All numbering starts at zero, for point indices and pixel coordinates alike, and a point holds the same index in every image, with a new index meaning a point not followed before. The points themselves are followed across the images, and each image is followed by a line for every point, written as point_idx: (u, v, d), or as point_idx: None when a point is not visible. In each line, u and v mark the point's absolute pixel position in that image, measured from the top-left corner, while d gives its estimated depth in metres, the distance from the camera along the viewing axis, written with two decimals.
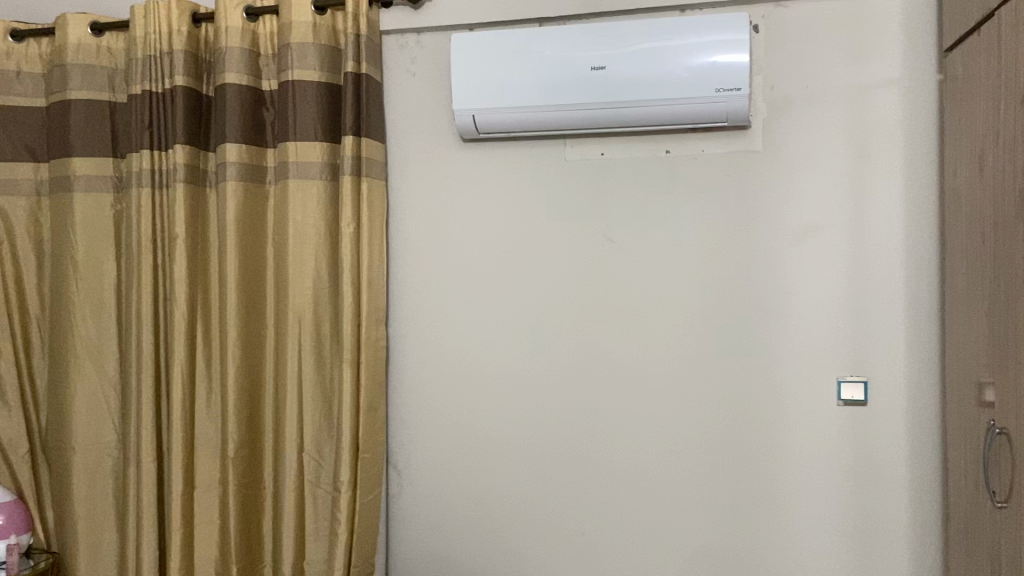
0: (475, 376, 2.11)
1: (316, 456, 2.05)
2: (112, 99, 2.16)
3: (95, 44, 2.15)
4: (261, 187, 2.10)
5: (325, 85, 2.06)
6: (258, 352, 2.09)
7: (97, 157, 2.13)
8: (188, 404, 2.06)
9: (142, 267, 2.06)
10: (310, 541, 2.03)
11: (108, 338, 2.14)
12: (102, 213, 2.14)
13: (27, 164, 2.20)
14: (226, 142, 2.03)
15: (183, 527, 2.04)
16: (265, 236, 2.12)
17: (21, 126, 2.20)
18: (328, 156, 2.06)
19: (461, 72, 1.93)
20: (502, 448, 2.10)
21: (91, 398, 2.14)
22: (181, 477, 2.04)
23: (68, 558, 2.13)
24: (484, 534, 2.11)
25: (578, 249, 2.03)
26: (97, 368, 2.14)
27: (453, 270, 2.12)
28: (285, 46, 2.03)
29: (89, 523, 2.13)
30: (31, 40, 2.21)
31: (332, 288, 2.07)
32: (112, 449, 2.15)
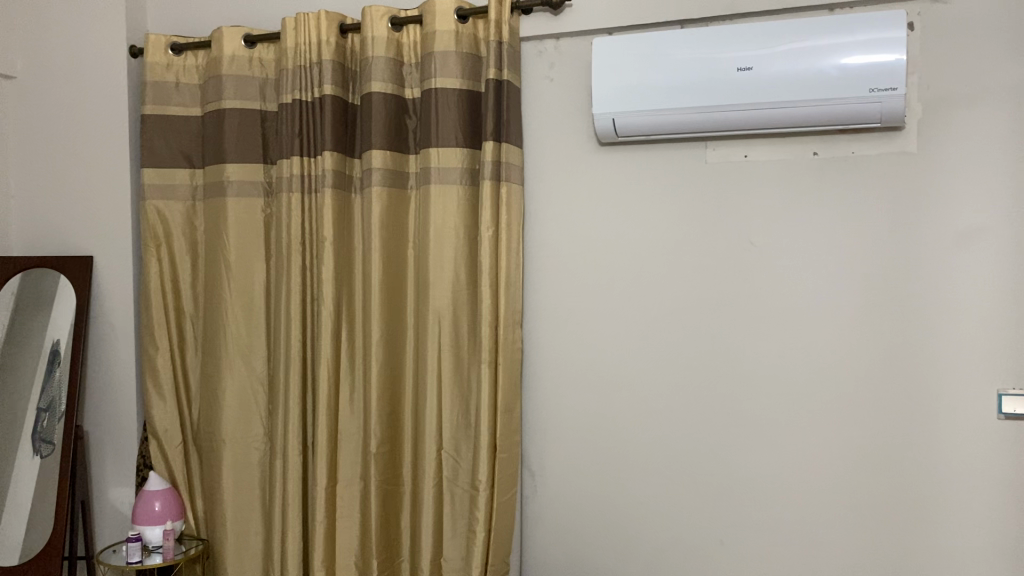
0: (611, 380, 2.11)
1: (454, 455, 2.09)
2: (263, 108, 2.27)
3: (247, 56, 2.26)
4: (403, 191, 2.17)
5: (467, 92, 2.10)
6: (398, 352, 2.16)
7: (249, 163, 2.24)
8: (332, 401, 2.14)
9: (292, 268, 2.16)
10: (447, 538, 2.08)
11: (257, 335, 2.24)
12: (253, 216, 2.24)
13: (184, 169, 2.33)
14: (372, 148, 2.11)
15: (326, 520, 2.11)
16: (406, 239, 2.18)
17: (179, 135, 2.33)
18: (468, 161, 2.10)
19: (602, 76, 1.94)
20: (638, 452, 2.09)
21: (241, 393, 2.24)
22: (325, 472, 2.12)
23: (216, 546, 2.24)
24: (618, 537, 2.11)
25: (718, 253, 2.01)
26: (246, 364, 2.24)
27: (590, 274, 2.12)
28: (429, 55, 2.08)
29: (236, 513, 2.22)
30: (188, 53, 2.34)
31: (470, 291, 2.10)
32: (259, 442, 2.24)
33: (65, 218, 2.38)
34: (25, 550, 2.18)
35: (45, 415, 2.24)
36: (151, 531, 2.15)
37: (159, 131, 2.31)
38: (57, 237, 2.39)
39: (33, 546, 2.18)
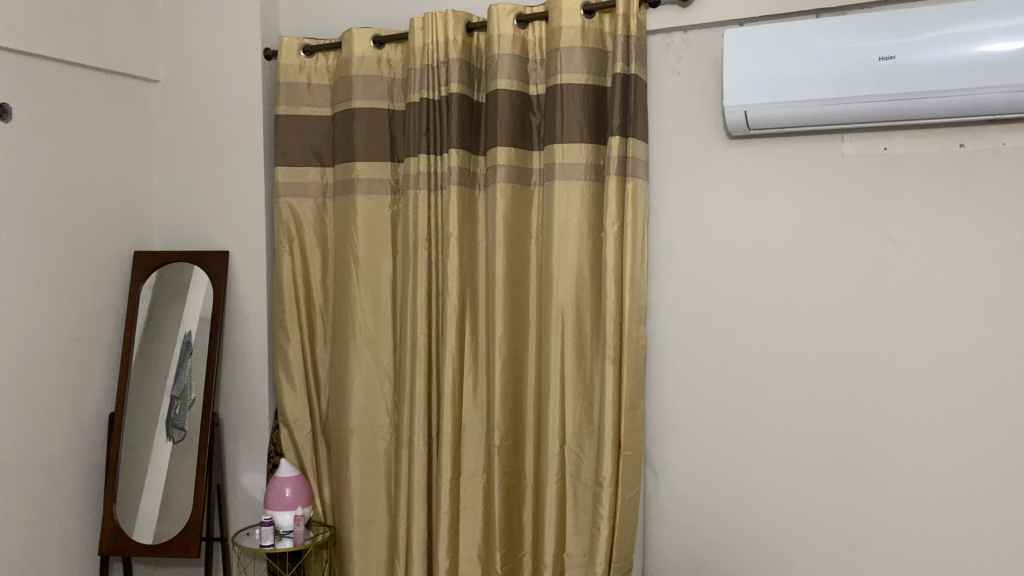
0: (739, 379, 2.07)
1: (577, 450, 2.09)
2: (391, 107, 2.32)
3: (376, 56, 2.31)
4: (527, 187, 2.18)
5: (592, 87, 2.09)
6: (522, 347, 2.17)
7: (378, 161, 2.30)
8: (456, 395, 2.17)
9: (418, 264, 2.20)
10: (570, 534, 2.08)
11: (384, 329, 2.30)
12: (381, 213, 2.30)
13: (315, 168, 2.40)
14: (497, 145, 2.12)
15: (450, 510, 2.14)
16: (530, 234, 2.19)
17: (311, 134, 2.40)
18: (592, 157, 2.09)
19: (734, 67, 1.90)
20: (767, 453, 2.04)
21: (368, 384, 2.29)
22: (449, 463, 2.15)
23: (343, 534, 2.30)
24: (744, 539, 2.06)
25: (855, 249, 1.94)
26: (373, 356, 2.30)
27: (718, 270, 2.08)
28: (555, 51, 2.08)
29: (363, 501, 2.28)
30: (319, 55, 2.41)
31: (594, 286, 2.10)
32: (385, 433, 2.30)
33: (204, 214, 2.50)
34: (159, 533, 2.29)
35: (177, 402, 2.35)
36: (282, 516, 2.21)
37: (291, 130, 2.39)
38: (195, 233, 2.51)
39: (169, 529, 2.29)
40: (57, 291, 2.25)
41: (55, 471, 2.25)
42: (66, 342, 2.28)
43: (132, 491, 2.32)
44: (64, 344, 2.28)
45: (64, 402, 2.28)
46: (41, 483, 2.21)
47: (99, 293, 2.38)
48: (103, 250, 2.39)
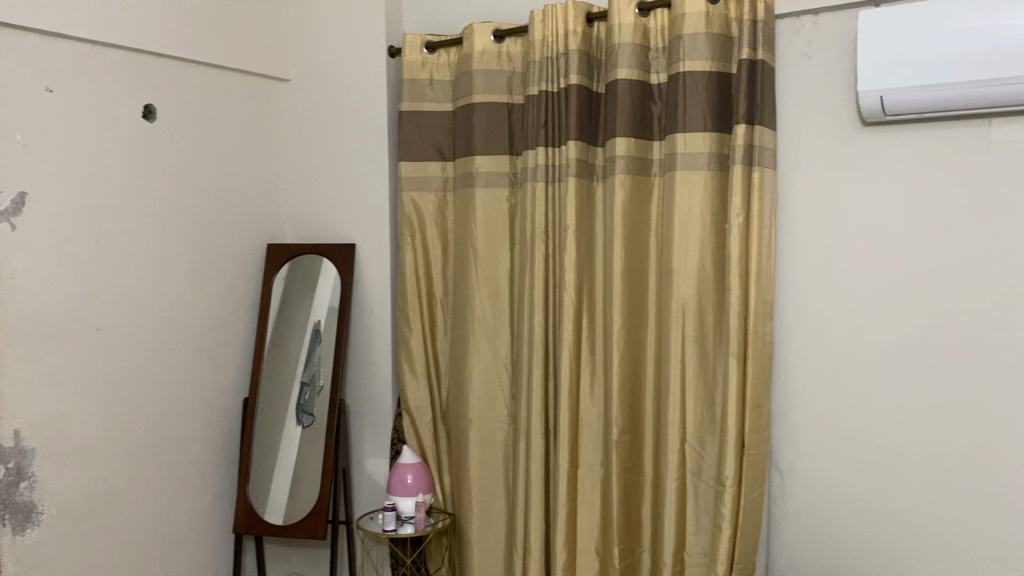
0: (870, 378, 1.97)
1: (699, 448, 2.04)
2: (510, 101, 2.33)
3: (496, 51, 2.32)
4: (647, 179, 2.15)
5: (716, 75, 2.03)
6: (640, 340, 2.14)
7: (497, 154, 2.31)
8: (574, 389, 2.16)
9: (536, 256, 2.20)
10: (691, 532, 2.05)
11: (503, 320, 2.31)
12: (499, 206, 2.31)
13: (437, 162, 2.44)
14: (616, 136, 2.10)
15: (569, 504, 2.13)
16: (650, 226, 2.16)
17: (433, 129, 2.44)
18: (716, 146, 2.03)
19: (868, 50, 1.80)
20: (901, 455, 1.94)
21: (486, 375, 2.31)
22: (567, 457, 2.14)
23: (463, 522, 2.33)
24: (875, 545, 1.98)
25: (1001, 241, 1.82)
26: (491, 348, 2.31)
27: (848, 263, 1.99)
28: (677, 38, 2.03)
29: (482, 490, 2.30)
30: (441, 51, 2.44)
31: (717, 279, 2.04)
32: (503, 424, 2.31)
33: (330, 209, 2.59)
34: (288, 515, 2.39)
35: (307, 388, 2.44)
36: (404, 502, 2.26)
37: (413, 125, 2.44)
38: (323, 227, 2.60)
39: (298, 511, 2.38)
40: (195, 281, 2.39)
41: (193, 452, 2.39)
42: (204, 330, 2.42)
43: (264, 473, 2.43)
44: (202, 332, 2.41)
45: (201, 387, 2.41)
46: (180, 463, 2.35)
47: (234, 284, 2.51)
48: (237, 244, 2.51)
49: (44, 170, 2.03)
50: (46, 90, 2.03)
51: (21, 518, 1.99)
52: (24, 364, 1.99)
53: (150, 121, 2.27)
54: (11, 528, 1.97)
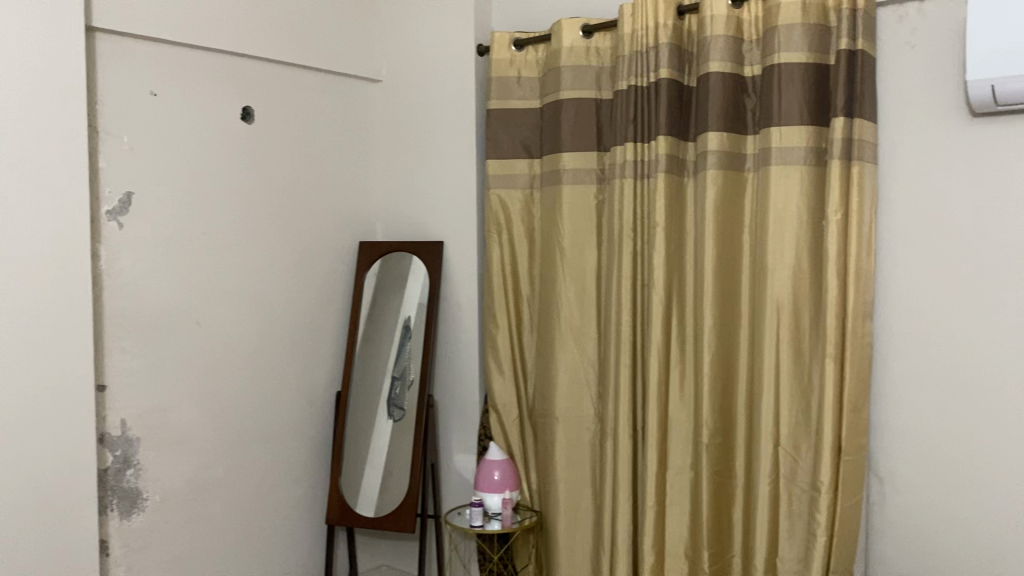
0: (977, 382, 1.88)
1: (793, 452, 1.98)
2: (598, 96, 2.30)
3: (585, 46, 2.30)
4: (740, 174, 2.09)
5: (813, 66, 1.96)
6: (732, 340, 2.09)
7: (584, 151, 2.29)
8: (663, 389, 2.12)
9: (624, 254, 2.18)
10: (784, 539, 1.99)
11: (590, 318, 2.29)
12: (587, 203, 2.29)
13: (524, 159, 2.43)
14: (707, 131, 2.05)
15: (656, 505, 2.10)
16: (742, 223, 2.10)
17: (520, 125, 2.43)
18: (813, 140, 1.96)
19: (978, 37, 1.71)
20: (1011, 464, 1.84)
21: (573, 374, 2.30)
22: (655, 458, 2.11)
23: (549, 520, 2.32)
24: (982, 558, 1.88)
25: None
26: (578, 346, 2.29)
27: (957, 260, 1.89)
28: (772, 29, 1.98)
29: (568, 489, 2.29)
30: (529, 48, 2.43)
31: (814, 278, 1.97)
32: (590, 423, 2.29)
33: (420, 206, 2.61)
34: (379, 507, 2.42)
35: (398, 382, 2.47)
36: (491, 498, 2.27)
37: (501, 123, 2.43)
38: (412, 224, 2.62)
39: (388, 504, 2.41)
40: (290, 277, 2.45)
41: (288, 444, 2.45)
42: (299, 325, 2.48)
43: (355, 466, 2.47)
44: (296, 327, 2.47)
45: (295, 380, 2.47)
46: (275, 454, 2.42)
47: (327, 280, 2.56)
48: (330, 241, 2.56)
49: (150, 171, 2.12)
50: (152, 94, 2.12)
51: (127, 504, 2.09)
52: (132, 356, 2.09)
53: (248, 123, 2.34)
54: (118, 512, 2.07)
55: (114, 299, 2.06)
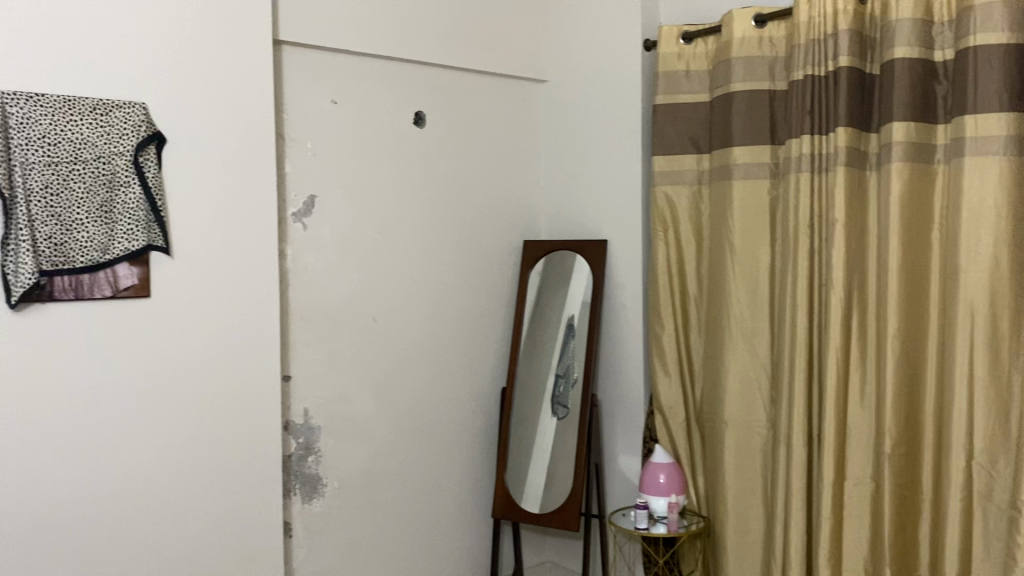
0: None
1: (989, 467, 1.82)
2: (772, 88, 2.21)
3: (757, 36, 2.21)
4: (930, 166, 1.94)
5: (1016, 47, 1.79)
6: (920, 345, 1.94)
7: (756, 145, 2.20)
8: (841, 395, 2.01)
9: (799, 252, 2.08)
10: (978, 560, 1.83)
11: (761, 319, 2.20)
12: (759, 199, 2.20)
13: (692, 155, 2.37)
14: (892, 121, 1.92)
15: (832, 517, 1.99)
16: (933, 219, 1.95)
17: (688, 121, 2.37)
18: (1015, 127, 1.79)
19: None
20: None
21: (743, 376, 2.21)
22: (832, 467, 2.00)
23: (718, 527, 2.25)
24: None
25: None
26: (749, 348, 2.21)
27: None
28: (966, 10, 1.83)
29: (738, 495, 2.21)
30: (698, 40, 2.36)
31: (1016, 278, 1.80)
32: (762, 429, 2.20)
33: (584, 204, 2.60)
34: (544, 503, 2.43)
35: (562, 380, 2.46)
36: (656, 501, 2.23)
37: (669, 119, 2.39)
38: (576, 221, 2.62)
39: (554, 500, 2.41)
40: (458, 275, 2.51)
41: (455, 437, 2.52)
42: (466, 322, 2.54)
43: (521, 461, 2.49)
44: (464, 324, 2.53)
45: (463, 375, 2.53)
46: (443, 447, 2.49)
47: (493, 277, 2.60)
48: (495, 239, 2.61)
49: (330, 174, 2.24)
50: (332, 102, 2.24)
51: (309, 489, 2.22)
52: (313, 349, 2.22)
53: (420, 128, 2.42)
54: (301, 496, 2.20)
55: (297, 295, 2.19)
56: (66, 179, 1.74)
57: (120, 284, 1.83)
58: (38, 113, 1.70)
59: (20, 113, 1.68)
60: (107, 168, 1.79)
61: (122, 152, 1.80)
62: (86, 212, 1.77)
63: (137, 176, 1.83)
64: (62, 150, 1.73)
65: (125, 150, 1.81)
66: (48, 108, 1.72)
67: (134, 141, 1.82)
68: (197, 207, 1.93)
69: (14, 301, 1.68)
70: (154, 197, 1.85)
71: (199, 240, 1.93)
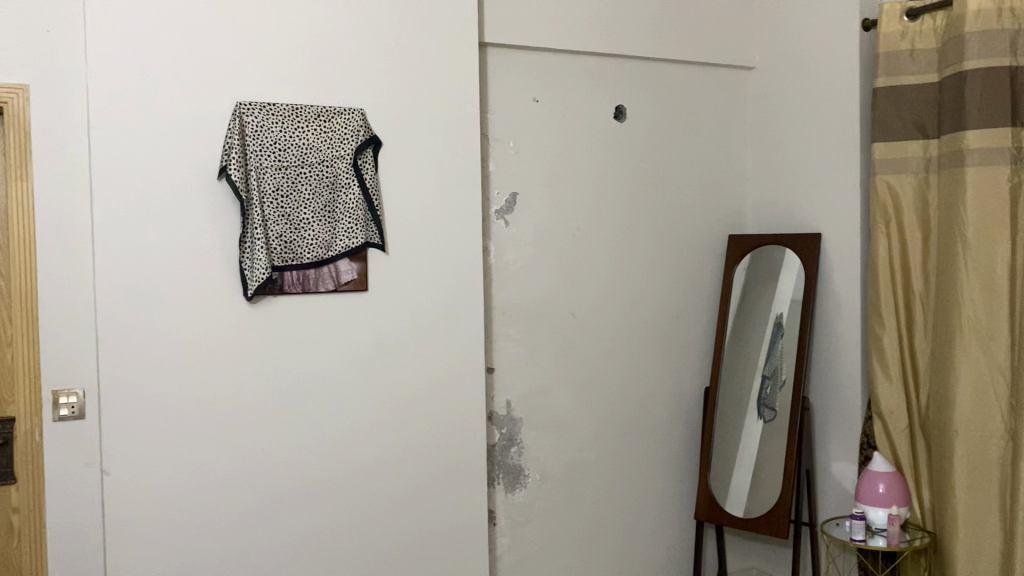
0: None
1: None
2: (1014, 63, 2.00)
3: (996, 7, 2.00)
4: None
5: None
6: None
7: (995, 127, 2.00)
8: None
9: None
10: None
11: (999, 320, 1.99)
12: (998, 187, 2.00)
13: (917, 141, 2.17)
14: None
15: None
16: None
17: (913, 104, 2.18)
18: None
19: None
20: None
21: (977, 382, 2.01)
22: None
23: (946, 544, 2.05)
24: None
25: None
26: (985, 351, 2.01)
27: None
28: None
29: (970, 512, 2.01)
30: (925, 17, 2.16)
31: None
32: (1000, 441, 1.99)
33: (794, 196, 2.47)
34: (750, 508, 2.33)
35: (769, 382, 2.35)
36: (875, 512, 2.09)
37: (891, 102, 2.21)
38: (785, 214, 2.50)
39: (760, 506, 2.30)
40: (659, 270, 2.48)
41: (656, 435, 2.48)
42: (668, 318, 2.49)
43: (725, 463, 2.41)
44: (666, 320, 2.49)
45: (664, 372, 2.49)
46: (644, 444, 2.46)
47: (696, 273, 2.54)
48: (699, 233, 2.54)
49: (533, 171, 2.29)
50: (534, 100, 2.28)
51: (512, 478, 2.27)
52: (515, 343, 2.27)
53: (620, 122, 2.41)
54: (504, 486, 2.26)
55: (500, 290, 2.25)
56: (295, 181, 1.88)
57: (342, 279, 1.95)
58: (270, 121, 1.85)
59: (256, 122, 1.84)
60: (330, 171, 1.92)
61: (343, 156, 1.92)
62: (312, 212, 1.90)
63: (357, 178, 1.94)
64: (291, 154, 1.87)
65: (345, 154, 1.93)
66: (279, 116, 1.87)
67: (354, 145, 1.93)
68: (408, 206, 2.03)
69: (250, 294, 1.84)
70: (372, 198, 1.96)
71: (410, 237, 2.03)
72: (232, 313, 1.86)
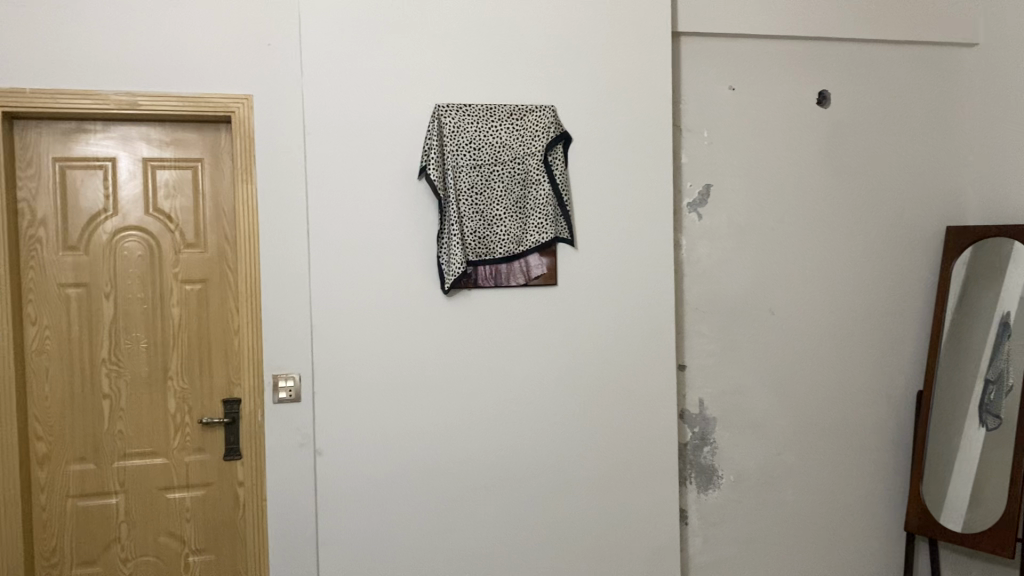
0: None
1: None
2: None
3: None
4: None
5: None
6: None
7: None
8: None
9: None
10: None
11: None
12: None
13: None
14: None
15: None
16: None
17: None
18: None
19: None
20: None
21: None
22: None
23: None
24: None
25: None
26: None
27: None
28: None
29: None
30: None
31: None
32: None
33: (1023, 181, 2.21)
34: (969, 523, 2.13)
35: (992, 386, 2.15)
36: None
37: None
38: (1011, 201, 2.24)
39: (981, 521, 2.10)
40: (865, 265, 2.32)
41: (862, 439, 2.33)
42: (876, 316, 2.33)
43: (940, 473, 2.22)
44: (874, 318, 2.33)
45: (871, 374, 2.34)
46: (849, 449, 2.32)
47: (909, 268, 2.35)
48: (912, 225, 2.35)
49: (727, 163, 2.22)
50: (729, 89, 2.21)
51: (705, 479, 2.23)
52: (707, 340, 2.21)
53: (824, 107, 2.28)
54: (697, 486, 2.23)
55: (692, 285, 2.20)
56: (488, 179, 1.92)
57: (532, 273, 1.98)
58: (466, 122, 1.91)
59: (453, 122, 1.90)
60: (521, 168, 1.94)
61: (534, 152, 1.94)
62: (505, 208, 1.93)
63: (548, 174, 1.95)
64: (486, 153, 1.92)
65: (536, 151, 1.94)
66: (474, 116, 1.92)
67: (544, 142, 1.94)
68: (597, 200, 2.02)
69: (447, 288, 1.90)
70: (561, 193, 1.96)
71: (600, 231, 2.03)
72: (430, 306, 1.94)
